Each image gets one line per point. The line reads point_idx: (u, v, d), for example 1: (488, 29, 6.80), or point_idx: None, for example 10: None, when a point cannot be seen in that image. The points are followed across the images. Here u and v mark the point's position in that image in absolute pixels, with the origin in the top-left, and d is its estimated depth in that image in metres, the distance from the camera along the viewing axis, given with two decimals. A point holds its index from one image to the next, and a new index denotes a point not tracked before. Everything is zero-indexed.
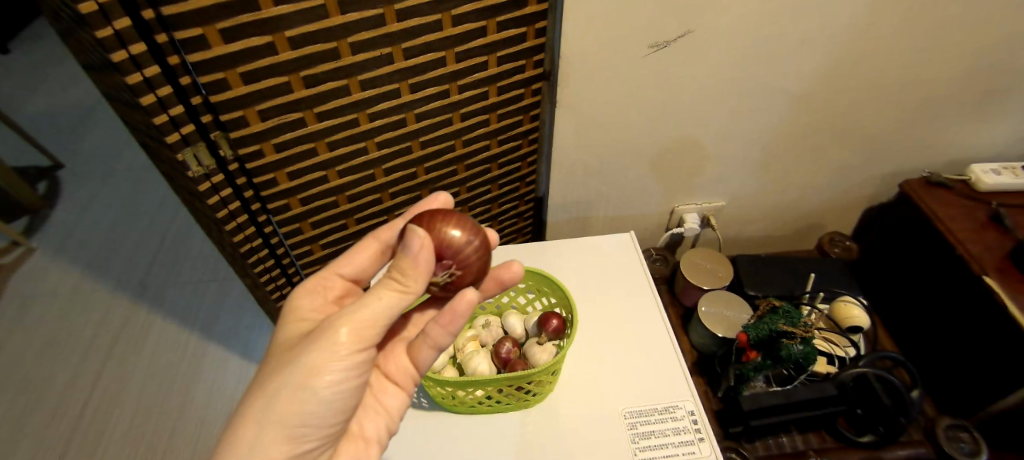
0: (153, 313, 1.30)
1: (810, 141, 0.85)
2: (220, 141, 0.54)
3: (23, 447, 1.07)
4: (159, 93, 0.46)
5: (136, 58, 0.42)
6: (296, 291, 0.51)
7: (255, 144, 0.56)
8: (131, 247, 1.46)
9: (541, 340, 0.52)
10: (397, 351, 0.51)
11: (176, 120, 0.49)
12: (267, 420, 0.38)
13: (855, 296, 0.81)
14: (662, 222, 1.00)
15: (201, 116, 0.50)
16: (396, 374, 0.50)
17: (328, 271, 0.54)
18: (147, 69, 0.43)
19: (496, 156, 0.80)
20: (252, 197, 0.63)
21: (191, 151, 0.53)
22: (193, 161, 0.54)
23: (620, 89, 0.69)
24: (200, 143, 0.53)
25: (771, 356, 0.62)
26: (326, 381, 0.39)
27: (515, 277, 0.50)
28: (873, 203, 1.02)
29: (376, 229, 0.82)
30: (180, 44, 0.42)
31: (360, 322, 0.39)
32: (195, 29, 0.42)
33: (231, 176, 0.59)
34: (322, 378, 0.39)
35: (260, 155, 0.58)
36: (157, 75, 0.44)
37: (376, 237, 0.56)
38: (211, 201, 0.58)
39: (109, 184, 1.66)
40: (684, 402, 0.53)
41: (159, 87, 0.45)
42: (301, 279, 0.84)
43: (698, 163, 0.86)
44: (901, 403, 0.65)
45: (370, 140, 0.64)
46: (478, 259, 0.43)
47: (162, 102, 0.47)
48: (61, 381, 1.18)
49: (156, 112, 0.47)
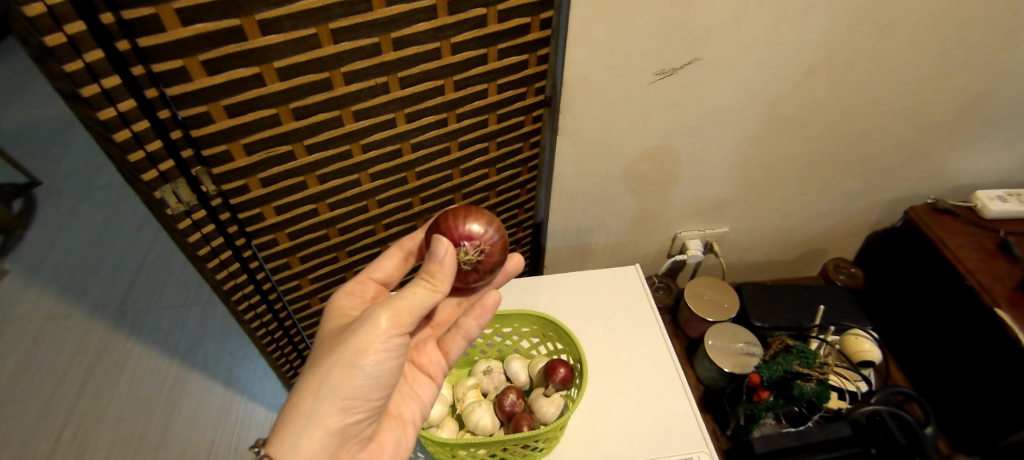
0: (131, 340, 1.24)
1: (813, 167, 0.84)
2: (202, 177, 0.51)
3: None
4: (134, 128, 0.42)
5: (109, 92, 0.38)
6: (337, 294, 0.52)
7: (242, 179, 0.53)
8: (109, 270, 1.40)
9: (548, 391, 0.49)
10: (428, 346, 0.53)
11: (154, 156, 0.45)
12: (320, 395, 0.38)
13: (865, 330, 0.79)
14: (665, 248, 0.98)
15: (180, 151, 0.47)
16: (427, 366, 0.52)
17: (361, 275, 0.55)
18: (120, 103, 0.40)
19: (494, 184, 0.77)
20: (237, 232, 0.60)
21: (170, 188, 0.49)
22: (172, 197, 0.50)
23: (623, 116, 0.67)
24: (180, 179, 0.49)
25: (784, 397, 0.61)
26: (373, 360, 0.39)
27: (518, 266, 0.56)
28: (875, 228, 1.01)
29: (369, 260, 0.78)
30: (158, 77, 0.39)
31: (401, 310, 0.40)
32: (175, 61, 0.38)
33: (214, 212, 0.56)
34: (368, 357, 0.39)
35: (245, 190, 0.54)
36: (133, 109, 0.41)
37: (401, 246, 0.57)
38: (192, 239, 0.55)
39: (90, 203, 1.60)
40: (699, 454, 0.50)
41: (134, 122, 0.42)
42: (288, 313, 0.79)
43: (700, 191, 0.85)
44: (916, 444, 0.62)
45: (363, 172, 0.61)
46: (500, 249, 0.48)
47: (138, 138, 0.43)
48: (30, 414, 1.10)
49: (132, 149, 0.43)
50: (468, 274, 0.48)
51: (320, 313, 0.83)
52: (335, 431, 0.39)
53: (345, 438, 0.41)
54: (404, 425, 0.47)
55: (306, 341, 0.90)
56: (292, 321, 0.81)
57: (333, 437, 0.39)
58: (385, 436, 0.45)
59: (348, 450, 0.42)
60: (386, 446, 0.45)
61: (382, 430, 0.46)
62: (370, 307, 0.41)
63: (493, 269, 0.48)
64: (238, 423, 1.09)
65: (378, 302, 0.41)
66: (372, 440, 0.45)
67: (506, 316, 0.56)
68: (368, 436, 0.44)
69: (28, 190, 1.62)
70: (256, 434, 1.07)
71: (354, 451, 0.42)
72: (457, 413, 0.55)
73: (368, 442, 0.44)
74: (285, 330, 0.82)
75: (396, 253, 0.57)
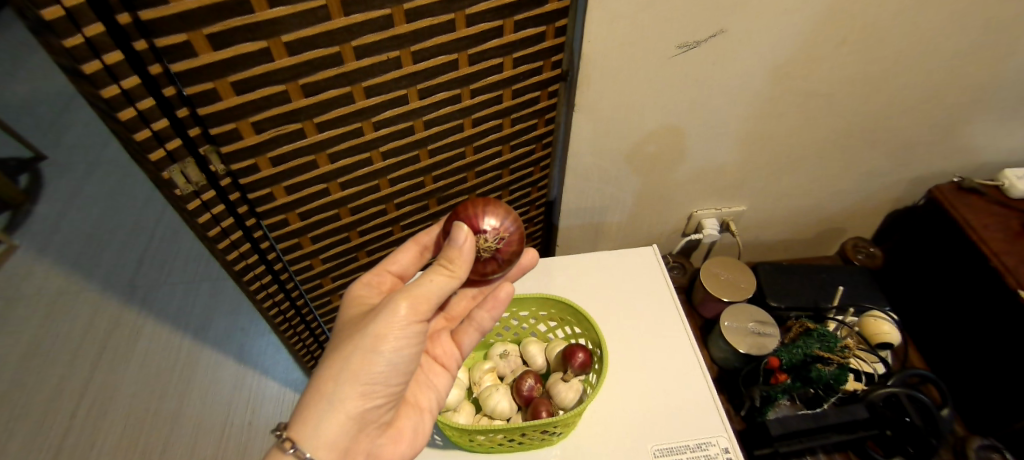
0: (143, 316, 1.25)
1: (839, 145, 0.80)
2: (210, 156, 0.48)
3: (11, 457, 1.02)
4: (139, 107, 0.40)
5: (111, 69, 0.36)
6: (353, 283, 0.51)
7: (250, 158, 0.51)
8: (118, 246, 1.40)
9: (567, 376, 0.48)
10: (443, 337, 0.52)
11: (161, 135, 0.43)
12: (341, 380, 0.37)
13: (884, 311, 0.78)
14: (679, 227, 0.96)
15: (188, 130, 0.45)
16: (443, 356, 0.51)
17: (377, 267, 0.54)
18: (124, 81, 0.37)
19: (507, 162, 0.74)
20: (247, 213, 0.58)
21: (178, 168, 0.47)
22: (180, 178, 0.48)
23: (646, 92, 0.63)
24: (188, 159, 0.47)
25: (801, 378, 0.62)
26: (392, 346, 0.38)
27: (533, 260, 0.56)
28: (897, 207, 0.98)
29: (380, 240, 0.77)
30: (162, 53, 0.37)
31: (419, 297, 0.39)
32: (179, 35, 0.36)
33: (223, 192, 0.54)
34: (388, 342, 0.38)
35: (255, 169, 0.52)
36: (138, 87, 0.38)
37: (417, 239, 0.56)
38: (202, 220, 0.53)
39: (94, 178, 1.58)
40: (717, 439, 0.49)
41: (139, 100, 0.39)
42: (300, 293, 0.78)
43: (720, 169, 0.82)
44: (932, 424, 0.62)
45: (375, 150, 0.58)
46: (518, 239, 0.47)
47: (143, 117, 0.41)
48: (47, 387, 1.13)
49: (138, 127, 0.41)
50: (487, 263, 0.46)
51: (332, 293, 0.83)
52: (355, 417, 0.39)
53: (365, 423, 0.40)
54: (421, 412, 0.47)
55: (319, 322, 0.90)
56: (304, 301, 0.80)
57: (354, 422, 0.39)
58: (403, 423, 0.45)
59: (367, 435, 0.41)
60: (405, 433, 0.44)
61: (400, 416, 0.45)
62: (388, 295, 0.40)
63: (510, 259, 0.47)
64: (252, 398, 1.11)
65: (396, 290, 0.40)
66: (390, 426, 0.44)
67: (522, 300, 0.55)
68: (387, 421, 0.43)
69: (31, 165, 1.60)
70: (270, 408, 1.09)
71: (373, 436, 0.42)
72: (473, 396, 0.55)
73: (387, 428, 0.43)
74: (297, 310, 0.81)
75: (413, 246, 0.56)
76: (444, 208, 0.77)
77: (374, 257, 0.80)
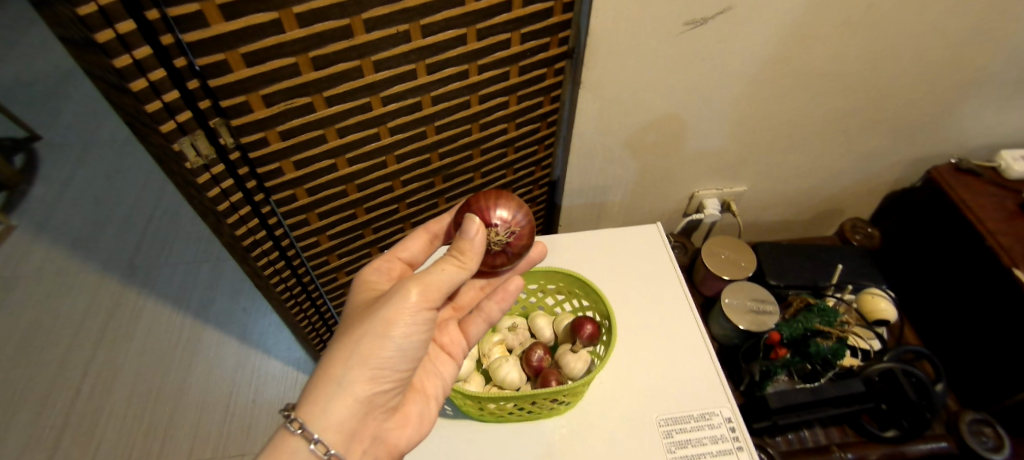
0: (144, 295, 1.25)
1: (841, 126, 0.81)
2: (220, 129, 0.48)
3: (17, 436, 1.03)
4: (150, 77, 0.39)
5: (124, 38, 0.35)
6: (363, 268, 0.51)
7: (260, 131, 0.50)
8: (117, 227, 1.39)
9: (575, 348, 0.49)
10: (451, 326, 0.52)
11: (171, 106, 0.43)
12: (350, 364, 0.38)
13: (882, 288, 0.80)
14: (681, 207, 0.96)
15: (198, 102, 0.44)
16: (449, 345, 0.51)
17: (387, 254, 0.54)
18: (136, 51, 0.37)
19: (512, 140, 0.74)
20: (255, 187, 0.58)
21: (188, 140, 0.47)
22: (190, 150, 0.48)
23: (653, 71, 0.63)
24: (198, 131, 0.47)
25: (800, 352, 0.66)
26: (402, 332, 0.39)
27: (542, 253, 0.52)
28: (896, 188, 0.98)
29: (386, 218, 0.77)
30: (174, 23, 0.36)
31: (430, 286, 0.39)
32: (191, 5, 0.35)
33: (232, 166, 0.53)
34: (397, 327, 0.39)
35: (264, 143, 0.52)
36: (149, 57, 0.38)
37: (427, 228, 0.56)
38: (211, 194, 0.53)
39: (92, 158, 1.56)
40: (720, 409, 0.50)
41: (150, 71, 0.39)
42: (306, 270, 0.78)
43: (722, 149, 0.82)
44: (927, 397, 0.63)
45: (383, 125, 0.58)
46: (528, 233, 0.47)
47: (155, 88, 0.40)
48: (52, 364, 1.13)
49: (149, 98, 0.40)
50: (496, 255, 0.46)
51: (338, 270, 0.83)
52: (364, 400, 0.39)
53: (373, 407, 0.41)
54: (427, 398, 0.47)
55: (324, 299, 0.90)
56: (310, 278, 0.80)
57: (362, 406, 0.39)
58: (410, 408, 0.46)
59: (374, 418, 0.42)
60: (410, 418, 0.45)
61: (406, 401, 0.46)
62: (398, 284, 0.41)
63: (521, 253, 0.47)
64: (255, 377, 1.12)
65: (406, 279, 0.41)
66: (397, 411, 0.45)
67: (530, 273, 0.55)
68: (394, 406, 0.43)
69: (28, 144, 1.57)
70: (275, 385, 1.11)
71: (379, 420, 0.42)
72: (482, 368, 0.55)
73: (393, 412, 0.44)
74: (303, 287, 0.81)
75: (422, 235, 0.55)
76: (449, 186, 0.77)
77: (380, 235, 0.80)
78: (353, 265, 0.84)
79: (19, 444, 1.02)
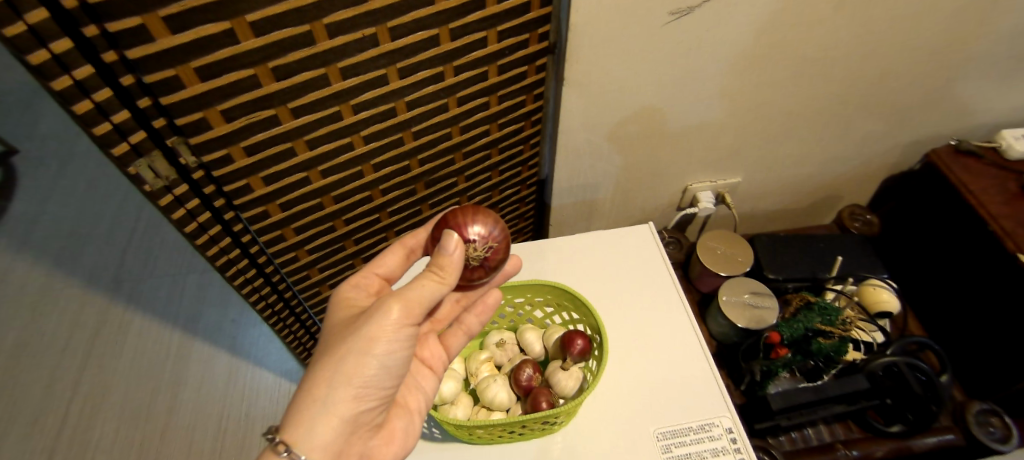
0: (131, 311, 1.22)
1: (836, 112, 0.78)
2: (178, 147, 0.45)
3: None
4: (96, 99, 0.37)
5: (61, 58, 0.33)
6: (339, 286, 0.48)
7: (223, 148, 0.47)
8: (99, 242, 1.35)
9: (566, 364, 0.47)
10: (431, 340, 0.49)
11: (123, 128, 0.40)
12: (335, 382, 0.35)
13: (883, 279, 0.78)
14: (675, 201, 0.94)
15: (151, 121, 0.41)
16: (429, 359, 0.48)
17: (363, 269, 0.50)
18: (76, 70, 0.34)
19: (496, 141, 0.71)
20: (224, 206, 0.55)
21: (145, 162, 0.44)
22: (148, 172, 0.45)
23: (640, 64, 0.60)
24: (155, 151, 0.44)
25: (801, 351, 0.64)
26: (386, 348, 0.36)
27: (516, 266, 0.50)
28: (893, 172, 0.96)
29: (368, 228, 0.74)
30: (115, 38, 0.33)
31: (413, 303, 0.36)
32: (131, 19, 0.32)
33: (197, 185, 0.50)
34: (380, 344, 0.36)
35: (229, 161, 0.49)
36: (92, 77, 0.35)
37: (404, 241, 0.52)
38: (176, 216, 0.50)
39: (72, 171, 1.51)
40: (720, 419, 0.48)
41: (95, 91, 0.36)
42: (287, 285, 0.75)
43: (714, 141, 0.79)
44: (933, 392, 0.61)
45: (356, 134, 0.55)
46: (505, 246, 0.45)
47: (102, 109, 0.38)
48: (37, 385, 1.10)
49: (97, 121, 0.38)
50: (474, 270, 0.44)
51: (320, 283, 0.80)
52: (348, 420, 0.36)
53: (357, 425, 0.38)
54: (411, 412, 0.44)
55: (308, 313, 0.87)
56: (292, 293, 0.78)
57: (348, 425, 0.37)
58: (395, 423, 0.43)
59: (359, 437, 0.39)
60: (395, 435, 0.42)
61: (390, 417, 0.43)
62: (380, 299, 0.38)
63: (498, 266, 0.45)
64: (246, 391, 1.10)
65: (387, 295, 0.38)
66: (381, 428, 0.42)
67: (517, 287, 0.52)
68: (378, 423, 0.41)
69: (5, 158, 1.52)
70: (267, 399, 1.09)
71: (365, 438, 0.40)
72: (471, 388, 0.53)
73: (378, 429, 0.41)
74: (286, 302, 0.79)
75: (399, 249, 0.52)
76: (432, 192, 0.74)
77: (363, 245, 0.77)
78: (336, 278, 0.81)
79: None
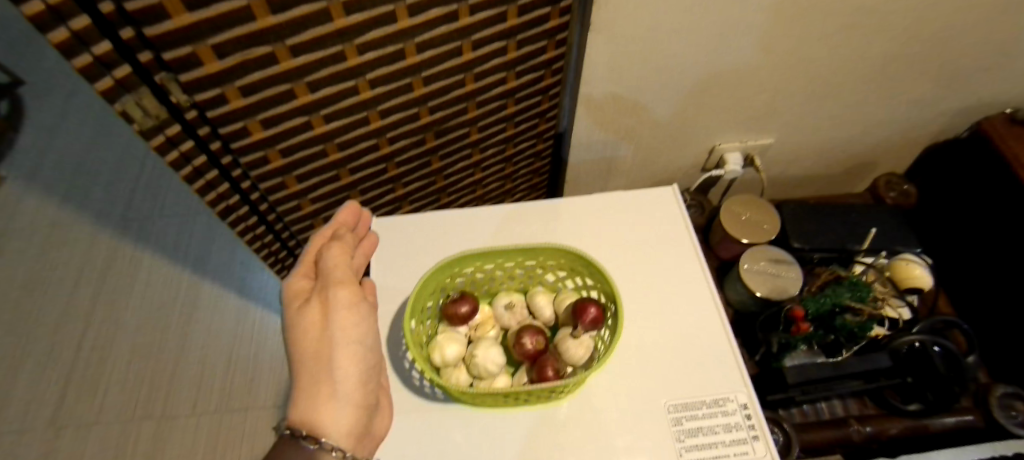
0: (142, 250, 1.23)
1: (894, 71, 0.69)
2: (168, 84, 0.43)
3: (22, 388, 1.02)
4: (73, 28, 0.34)
5: None
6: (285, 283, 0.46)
7: (217, 88, 0.45)
8: (107, 180, 1.32)
9: (577, 333, 0.44)
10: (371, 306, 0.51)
11: (106, 61, 0.38)
12: (338, 364, 0.40)
13: (917, 254, 0.73)
14: (699, 161, 0.88)
15: (137, 55, 0.39)
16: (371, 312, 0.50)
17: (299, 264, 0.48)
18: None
19: (512, 91, 0.68)
20: (218, 146, 0.54)
21: (132, 98, 0.43)
22: (136, 110, 0.45)
23: (681, 9, 0.52)
24: (143, 87, 0.43)
25: (825, 326, 0.60)
26: (350, 321, 0.42)
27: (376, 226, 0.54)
28: (937, 139, 0.88)
29: (373, 179, 0.73)
30: None
31: (348, 278, 0.44)
32: None
33: (189, 124, 0.49)
34: (353, 319, 0.42)
35: (223, 100, 0.47)
36: (67, 5, 0.32)
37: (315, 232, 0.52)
38: (161, 149, 0.50)
39: (77, 108, 1.46)
40: (736, 394, 0.46)
41: (72, 21, 0.33)
42: (283, 226, 0.77)
43: (751, 98, 0.72)
44: (958, 372, 0.59)
45: (360, 79, 0.52)
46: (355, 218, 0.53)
47: (80, 38, 0.35)
48: (54, 315, 1.11)
49: (76, 53, 0.36)
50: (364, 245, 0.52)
51: (315, 218, 0.77)
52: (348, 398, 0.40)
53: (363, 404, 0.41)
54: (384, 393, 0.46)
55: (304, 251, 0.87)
56: (288, 233, 0.79)
57: (370, 403, 0.41)
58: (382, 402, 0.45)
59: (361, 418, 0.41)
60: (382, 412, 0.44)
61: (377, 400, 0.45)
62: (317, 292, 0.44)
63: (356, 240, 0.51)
64: (256, 334, 1.12)
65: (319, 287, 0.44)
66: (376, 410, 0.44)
67: (529, 250, 0.48)
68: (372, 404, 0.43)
69: (12, 89, 1.45)
70: (276, 341, 1.11)
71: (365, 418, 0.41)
72: None
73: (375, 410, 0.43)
74: (277, 236, 0.78)
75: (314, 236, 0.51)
76: (442, 143, 0.72)
77: (369, 197, 0.77)
78: None
79: (25, 394, 1.02)
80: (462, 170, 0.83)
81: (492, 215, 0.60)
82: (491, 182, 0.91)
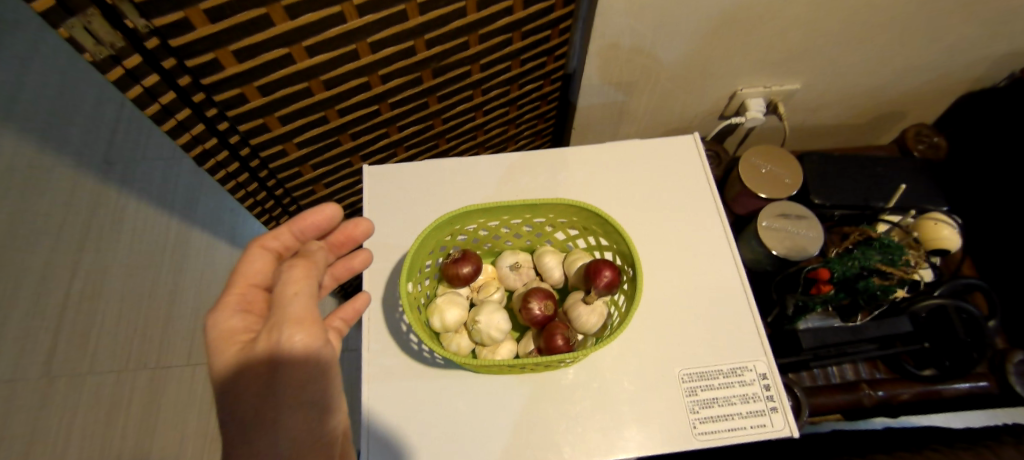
0: (126, 193, 1.16)
1: (953, 13, 0.61)
2: (120, 6, 0.37)
3: (11, 335, 1.00)
4: None
5: None
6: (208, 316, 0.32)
7: (177, 10, 0.39)
8: (78, 114, 1.22)
9: (590, 298, 0.40)
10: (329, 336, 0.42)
11: None
12: (282, 432, 0.29)
13: (947, 213, 0.68)
14: (718, 107, 0.80)
15: None
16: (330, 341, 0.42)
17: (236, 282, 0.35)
18: None
19: (519, 23, 0.60)
20: (189, 83, 0.49)
21: (80, 22, 0.38)
22: (84, 35, 0.40)
23: None
24: (92, 9, 0.38)
25: (846, 289, 0.57)
26: (305, 376, 0.29)
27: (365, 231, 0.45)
28: (974, 89, 0.82)
29: (363, 122, 0.66)
30: None
31: (312, 316, 0.30)
32: None
33: (152, 55, 0.44)
34: (322, 376, 0.30)
35: (188, 26, 0.41)
36: None
37: (263, 242, 0.38)
38: (112, 76, 0.44)
39: (31, 31, 1.29)
40: (755, 363, 0.43)
41: None
42: (269, 174, 0.71)
43: (787, 39, 0.64)
44: (977, 337, 0.58)
45: (346, 2, 0.44)
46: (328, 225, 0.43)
47: None
48: (37, 260, 1.06)
49: None
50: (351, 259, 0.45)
51: (301, 164, 0.70)
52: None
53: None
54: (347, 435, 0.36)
55: (292, 200, 0.82)
56: (274, 182, 0.73)
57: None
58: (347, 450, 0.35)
59: None
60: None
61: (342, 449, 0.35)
62: (265, 328, 0.30)
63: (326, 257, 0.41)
64: None
65: (268, 324, 0.30)
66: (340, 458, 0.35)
67: (536, 206, 0.43)
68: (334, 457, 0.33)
69: None
70: None
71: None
72: None
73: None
74: (262, 183, 0.72)
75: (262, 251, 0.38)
76: (441, 83, 0.65)
77: (360, 142, 0.71)
78: (329, 174, 0.77)
79: (15, 340, 1.00)
80: (463, 112, 0.75)
81: (493, 163, 0.54)
82: (493, 127, 0.84)
